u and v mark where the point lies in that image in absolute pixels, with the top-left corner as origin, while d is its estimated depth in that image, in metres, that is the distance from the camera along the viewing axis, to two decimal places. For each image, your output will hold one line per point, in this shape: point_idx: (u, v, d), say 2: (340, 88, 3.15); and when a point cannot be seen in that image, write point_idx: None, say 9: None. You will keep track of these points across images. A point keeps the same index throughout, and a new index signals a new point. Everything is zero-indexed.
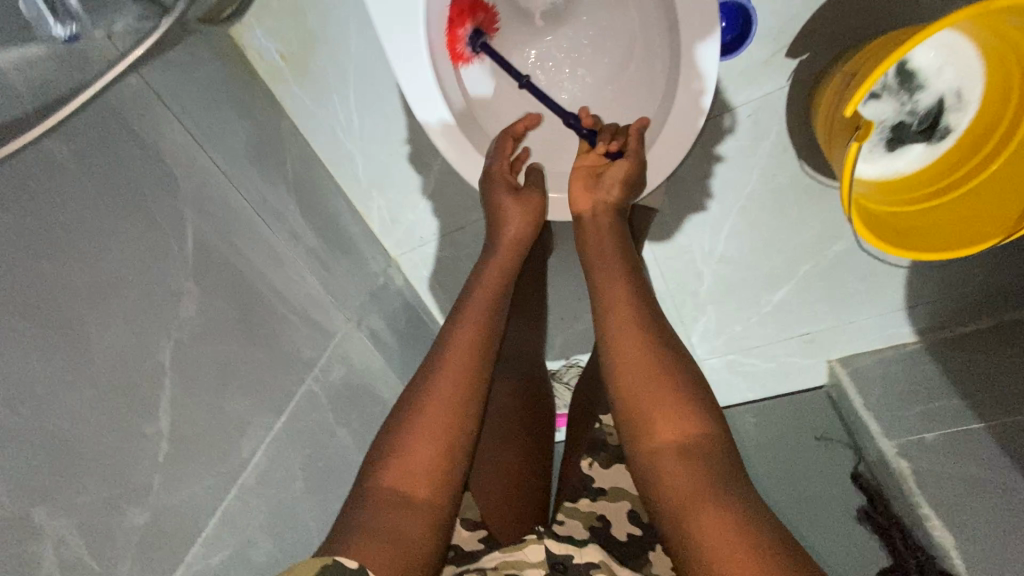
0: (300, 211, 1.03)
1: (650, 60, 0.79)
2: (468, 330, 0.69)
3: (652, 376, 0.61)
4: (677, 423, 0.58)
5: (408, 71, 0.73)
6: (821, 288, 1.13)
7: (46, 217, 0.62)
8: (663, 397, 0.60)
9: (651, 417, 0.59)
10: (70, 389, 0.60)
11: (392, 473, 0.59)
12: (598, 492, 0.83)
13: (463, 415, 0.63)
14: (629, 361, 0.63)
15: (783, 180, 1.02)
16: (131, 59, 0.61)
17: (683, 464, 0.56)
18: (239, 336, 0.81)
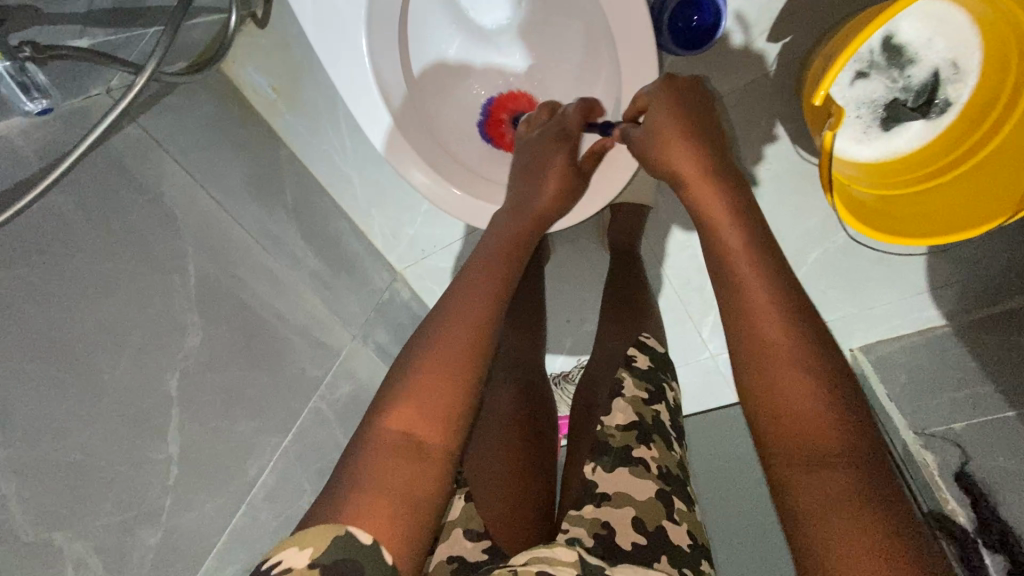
0: (302, 236, 1.07)
1: (600, 61, 0.76)
2: (487, 276, 0.63)
3: (797, 376, 0.50)
4: (835, 436, 0.47)
5: (347, 73, 0.74)
6: (833, 274, 1.08)
7: (56, 266, 0.67)
8: (811, 401, 0.49)
9: (771, 386, 0.51)
10: (82, 423, 0.65)
11: (402, 417, 0.54)
12: (602, 498, 0.79)
13: (473, 360, 0.58)
14: (772, 351, 0.52)
15: (780, 166, 0.98)
16: (122, 108, 0.66)
17: (834, 479, 0.45)
18: (244, 361, 0.86)
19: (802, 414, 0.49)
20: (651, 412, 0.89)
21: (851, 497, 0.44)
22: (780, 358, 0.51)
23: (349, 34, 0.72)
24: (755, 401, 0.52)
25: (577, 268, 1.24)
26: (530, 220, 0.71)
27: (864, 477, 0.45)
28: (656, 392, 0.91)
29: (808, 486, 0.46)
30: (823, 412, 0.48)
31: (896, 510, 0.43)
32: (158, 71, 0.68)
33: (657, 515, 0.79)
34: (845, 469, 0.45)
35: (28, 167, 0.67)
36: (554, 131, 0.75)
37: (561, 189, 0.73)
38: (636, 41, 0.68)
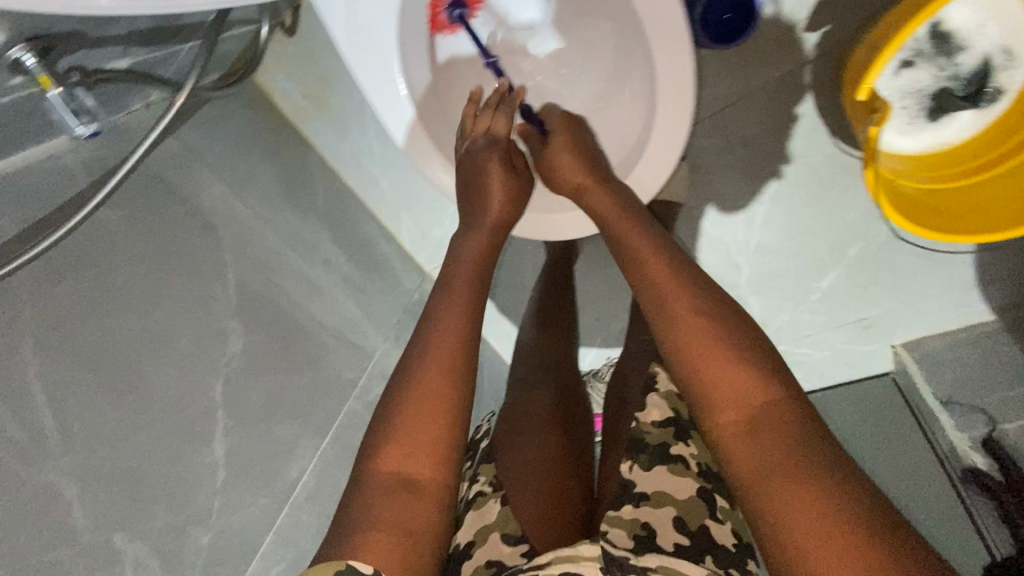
0: (334, 240, 1.09)
1: (632, 67, 0.75)
2: (456, 289, 0.67)
3: (709, 342, 0.57)
4: (751, 388, 0.54)
5: (379, 84, 0.76)
6: (877, 270, 1.03)
7: (106, 280, 0.70)
8: (726, 363, 0.55)
9: (705, 379, 0.56)
10: (135, 430, 0.68)
11: (393, 455, 0.57)
12: (640, 498, 0.78)
13: (457, 393, 0.60)
14: (683, 328, 0.58)
15: (817, 159, 0.95)
16: (165, 125, 0.68)
17: (773, 450, 0.50)
18: (283, 365, 0.88)
19: (718, 375, 0.55)
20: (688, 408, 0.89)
21: (773, 437, 0.50)
22: (691, 330, 0.58)
23: (381, 46, 0.73)
24: (682, 379, 0.58)
25: (607, 265, 1.21)
26: (489, 230, 0.74)
27: (779, 420, 0.51)
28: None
29: (740, 444, 0.52)
30: (737, 371, 0.55)
31: (810, 441, 0.50)
32: (196, 88, 0.69)
33: (699, 513, 0.78)
34: (783, 439, 0.50)
35: (77, 185, 0.70)
36: (481, 138, 0.76)
37: (506, 185, 0.75)
38: (672, 49, 0.66)
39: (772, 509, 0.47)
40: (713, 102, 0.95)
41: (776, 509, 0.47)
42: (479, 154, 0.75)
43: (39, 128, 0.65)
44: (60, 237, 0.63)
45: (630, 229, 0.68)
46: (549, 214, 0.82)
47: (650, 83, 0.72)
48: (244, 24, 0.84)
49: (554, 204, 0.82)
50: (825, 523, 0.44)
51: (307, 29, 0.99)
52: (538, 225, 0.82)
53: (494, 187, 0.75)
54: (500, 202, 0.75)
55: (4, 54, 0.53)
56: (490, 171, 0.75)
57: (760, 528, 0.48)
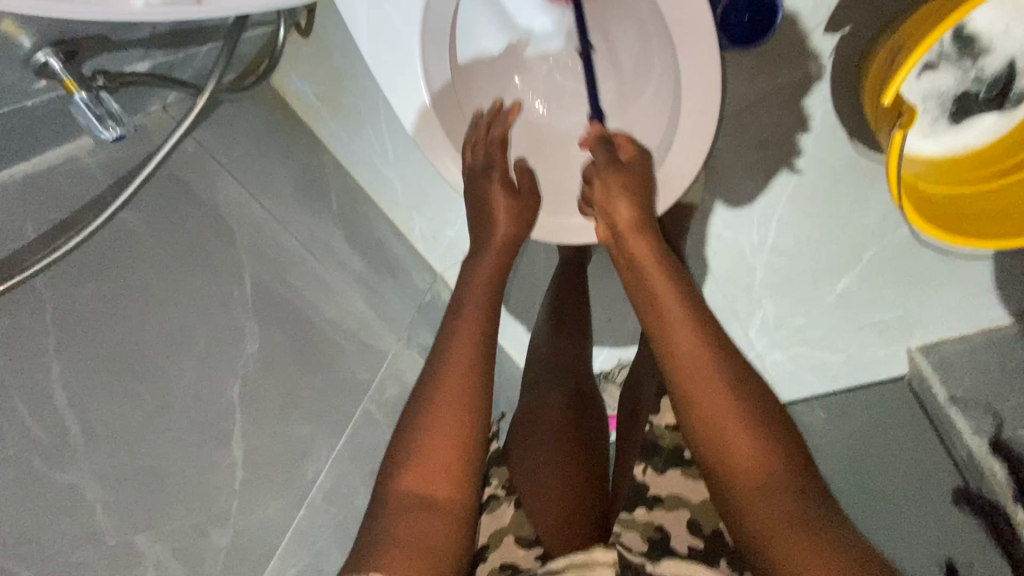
0: (348, 241, 1.08)
1: (655, 67, 0.75)
2: (469, 316, 0.66)
3: (734, 417, 0.55)
4: (778, 474, 0.52)
5: (395, 74, 0.74)
6: (893, 273, 1.02)
7: (126, 282, 0.70)
8: (738, 426, 0.54)
9: (719, 437, 0.55)
10: (157, 432, 0.69)
11: (411, 475, 0.57)
12: (654, 500, 0.79)
13: (473, 417, 0.60)
14: (705, 397, 0.56)
15: (836, 162, 0.94)
16: (185, 128, 0.67)
17: (782, 516, 0.50)
18: (299, 367, 0.89)
19: (743, 455, 0.54)
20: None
21: (799, 528, 0.49)
22: (714, 401, 0.56)
23: (401, 43, 0.72)
24: (702, 451, 0.57)
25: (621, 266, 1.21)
26: (497, 250, 0.73)
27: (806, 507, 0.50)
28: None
29: (763, 526, 0.51)
30: (764, 452, 0.53)
31: (834, 530, 0.48)
32: (216, 90, 0.69)
33: (712, 516, 0.78)
34: (793, 505, 0.50)
35: (97, 187, 0.70)
36: (477, 163, 0.76)
37: (510, 211, 0.74)
38: (697, 43, 0.64)
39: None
40: (730, 103, 0.94)
41: None
42: (481, 180, 0.75)
43: (58, 129, 0.65)
44: (84, 240, 0.63)
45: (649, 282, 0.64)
46: (570, 214, 0.79)
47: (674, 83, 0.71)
48: (262, 26, 0.84)
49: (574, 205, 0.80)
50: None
51: (322, 30, 0.98)
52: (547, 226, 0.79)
53: (499, 217, 0.73)
54: (506, 227, 0.73)
55: (31, 58, 0.53)
56: (492, 200, 0.74)
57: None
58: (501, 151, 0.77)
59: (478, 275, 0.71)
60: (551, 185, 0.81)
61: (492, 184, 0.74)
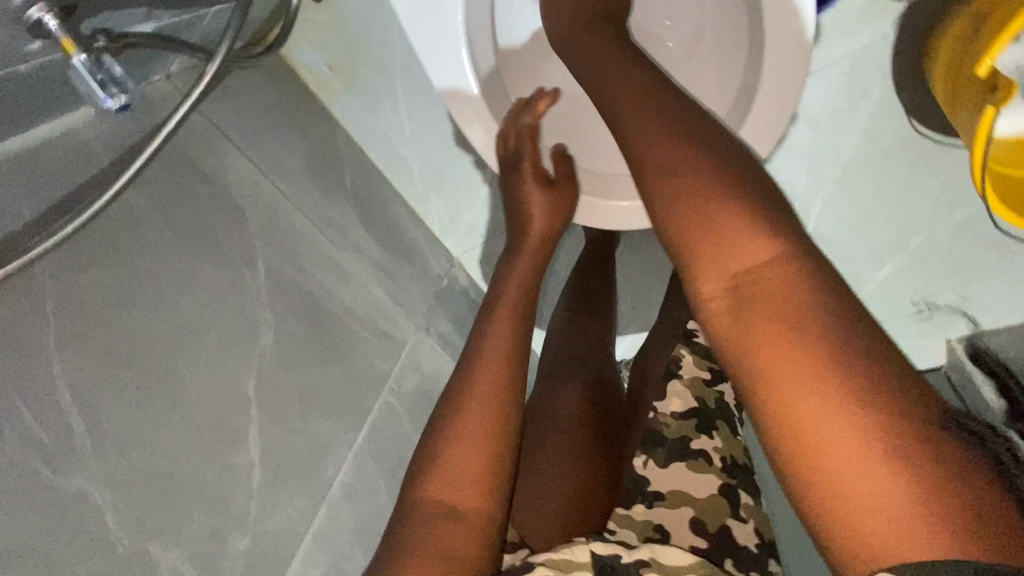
0: (363, 224, 1.02)
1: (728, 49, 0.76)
2: (505, 315, 0.62)
3: (730, 218, 0.46)
4: (781, 279, 0.44)
5: (430, 28, 0.67)
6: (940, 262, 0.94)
7: (133, 268, 0.65)
8: (725, 226, 0.47)
9: (699, 240, 0.48)
10: (171, 430, 0.64)
11: (437, 482, 0.53)
12: (655, 497, 0.73)
13: (506, 423, 0.56)
14: (689, 209, 0.48)
15: (889, 142, 0.88)
16: (194, 99, 0.60)
17: (774, 317, 0.43)
18: (316, 357, 0.83)
19: (736, 258, 0.46)
20: (714, 396, 0.84)
21: (805, 334, 0.41)
22: (705, 203, 0.47)
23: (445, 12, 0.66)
24: (684, 261, 0.49)
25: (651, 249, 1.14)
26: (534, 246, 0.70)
27: (814, 312, 0.42)
28: (719, 372, 0.86)
29: (752, 350, 0.44)
30: (763, 251, 0.45)
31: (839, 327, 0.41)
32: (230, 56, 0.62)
33: (720, 513, 0.72)
34: (788, 303, 0.43)
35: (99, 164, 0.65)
36: (506, 155, 0.73)
37: (546, 206, 0.71)
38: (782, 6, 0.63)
39: (787, 412, 0.40)
40: None
41: (787, 401, 0.41)
42: (512, 176, 0.72)
43: (53, 97, 0.58)
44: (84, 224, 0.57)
45: (633, 100, 0.55)
46: (608, 198, 0.75)
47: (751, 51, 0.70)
48: None
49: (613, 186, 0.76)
50: (858, 431, 0.38)
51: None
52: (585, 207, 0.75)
53: (535, 215, 0.71)
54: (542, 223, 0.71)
55: (25, 14, 0.47)
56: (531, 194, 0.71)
57: (767, 425, 0.42)
58: (533, 143, 0.72)
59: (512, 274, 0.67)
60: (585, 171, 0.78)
61: (525, 181, 0.72)
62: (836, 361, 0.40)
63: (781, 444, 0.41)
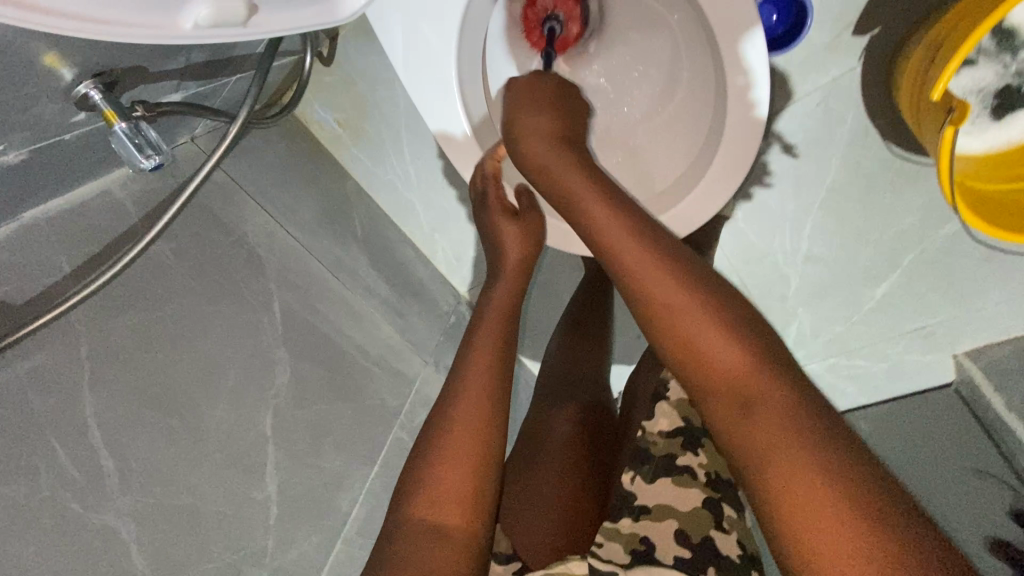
0: (373, 266, 1.06)
1: (698, 83, 0.74)
2: (485, 339, 0.64)
3: (712, 330, 0.49)
4: (771, 392, 0.45)
5: (426, 74, 0.68)
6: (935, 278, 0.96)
7: (159, 313, 0.70)
8: (711, 335, 0.49)
9: (692, 348, 0.49)
10: (192, 467, 0.67)
11: (424, 501, 0.54)
12: (640, 511, 0.71)
13: (489, 442, 0.58)
14: (676, 318, 0.50)
15: (870, 164, 0.91)
16: (216, 158, 0.66)
17: (769, 426, 0.43)
18: (329, 395, 0.86)
19: (722, 365, 0.47)
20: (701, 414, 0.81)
21: (798, 445, 0.42)
22: (685, 310, 0.50)
23: (438, 62, 0.68)
24: (681, 368, 0.50)
25: None
26: (510, 274, 0.71)
27: (800, 421, 0.43)
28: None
29: (756, 462, 0.43)
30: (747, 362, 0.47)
31: (835, 440, 0.42)
32: (249, 118, 0.69)
33: (706, 526, 0.69)
34: (782, 413, 0.44)
35: (128, 220, 0.71)
36: (476, 201, 0.75)
37: (517, 236, 0.72)
38: (738, 34, 0.62)
39: (791, 524, 0.40)
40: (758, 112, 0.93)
41: (800, 519, 0.40)
42: (483, 214, 0.74)
43: (90, 163, 0.65)
44: (115, 275, 0.62)
45: (597, 195, 0.58)
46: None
47: (717, 82, 0.69)
48: (288, 56, 0.84)
49: None
50: (861, 545, 0.37)
51: (344, 58, 0.97)
52: (562, 234, 0.77)
53: (508, 245, 0.72)
54: (517, 254, 0.71)
55: (73, 89, 0.54)
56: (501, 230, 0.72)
57: (774, 537, 0.41)
58: (498, 185, 0.73)
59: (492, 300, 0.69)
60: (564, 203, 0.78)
61: (495, 216, 0.72)
62: (830, 472, 0.40)
63: (792, 560, 0.40)
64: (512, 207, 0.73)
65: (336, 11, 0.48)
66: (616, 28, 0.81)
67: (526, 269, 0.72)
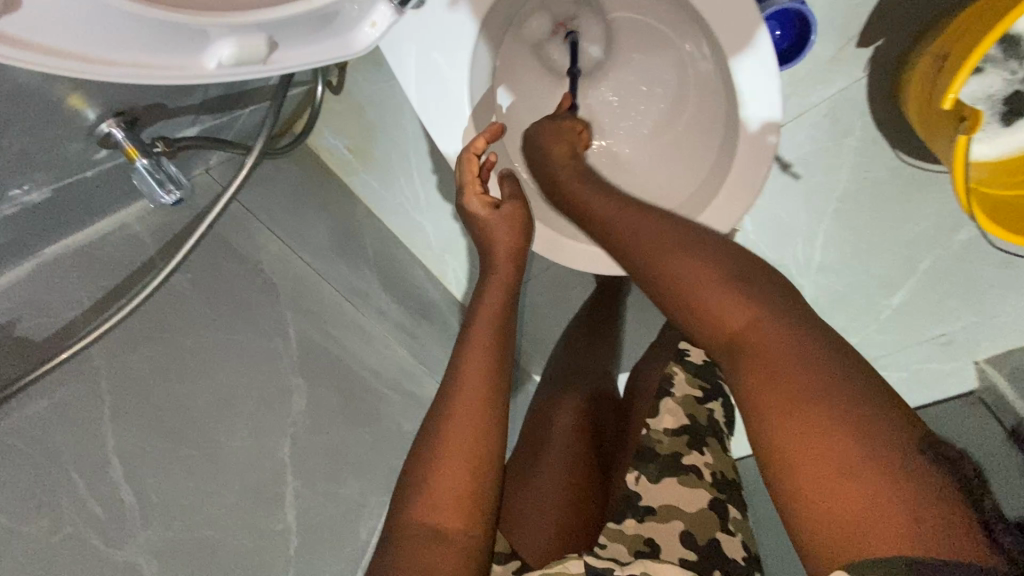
0: (384, 288, 1.04)
1: (705, 104, 0.74)
2: (484, 328, 0.63)
3: (699, 275, 0.47)
4: (762, 332, 0.43)
5: (435, 88, 0.68)
6: (956, 286, 0.92)
7: (176, 343, 0.71)
8: (699, 281, 0.47)
9: (681, 294, 0.48)
10: (212, 498, 0.67)
11: (422, 506, 0.54)
12: (645, 512, 0.70)
13: (488, 443, 0.57)
14: (666, 263, 0.49)
15: (880, 174, 0.90)
16: (234, 188, 0.67)
17: (751, 362, 0.42)
18: (344, 420, 0.85)
19: (723, 320, 0.45)
20: (706, 413, 0.80)
21: (797, 384, 0.39)
22: (688, 270, 0.48)
23: (445, 78, 0.67)
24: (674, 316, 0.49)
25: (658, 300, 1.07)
26: (504, 259, 0.68)
27: (785, 352, 0.41)
28: (711, 389, 0.83)
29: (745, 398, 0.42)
30: (734, 305, 0.45)
31: (821, 366, 0.39)
32: (265, 148, 0.69)
33: (709, 527, 0.69)
34: (772, 348, 0.42)
35: (147, 252, 0.72)
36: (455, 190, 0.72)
37: (509, 225, 0.68)
38: (752, 60, 0.63)
39: (780, 456, 0.38)
40: None
41: (779, 448, 0.38)
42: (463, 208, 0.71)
43: (109, 199, 0.67)
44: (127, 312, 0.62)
45: (598, 195, 0.61)
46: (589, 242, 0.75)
47: (728, 103, 0.69)
48: (300, 86, 0.85)
49: None
50: (834, 466, 0.35)
51: (353, 85, 0.93)
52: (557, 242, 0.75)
53: (500, 232, 0.68)
54: (509, 242, 0.68)
55: (96, 130, 0.55)
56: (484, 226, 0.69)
57: (760, 463, 0.40)
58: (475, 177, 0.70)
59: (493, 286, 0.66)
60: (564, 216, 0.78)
61: (477, 210, 0.70)
62: (829, 412, 0.37)
63: (782, 493, 0.37)
64: (491, 199, 0.70)
65: (351, 43, 0.46)
66: (623, 48, 0.80)
67: (520, 252, 0.68)
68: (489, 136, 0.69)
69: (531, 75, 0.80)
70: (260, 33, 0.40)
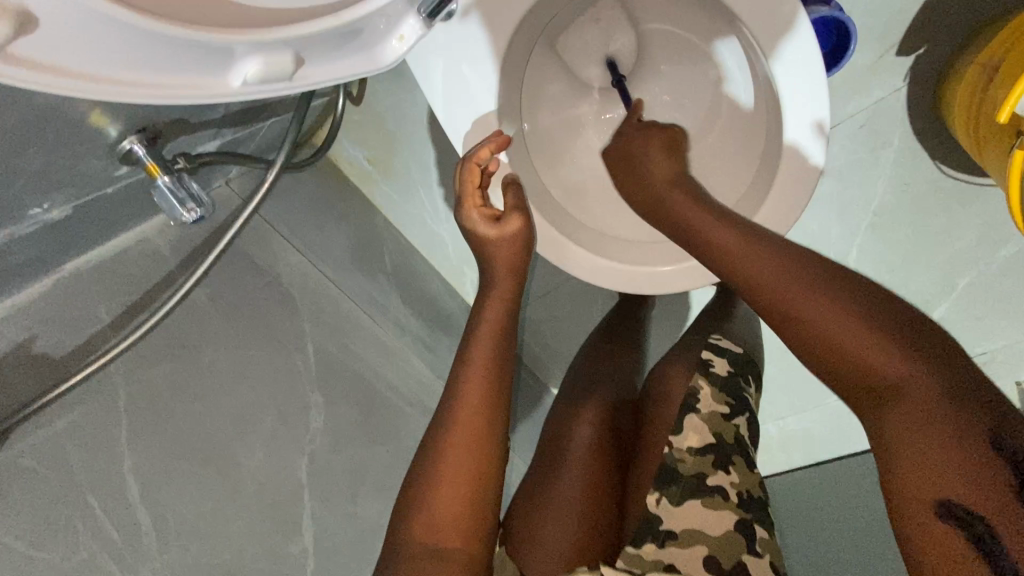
0: (403, 300, 1.01)
1: (741, 118, 0.73)
2: (483, 344, 0.61)
3: (835, 321, 0.45)
4: (907, 385, 0.41)
5: (457, 99, 0.65)
6: (1006, 305, 0.86)
7: (195, 359, 0.70)
8: (836, 330, 0.45)
9: (817, 340, 0.46)
10: (228, 520, 0.66)
11: (421, 523, 0.52)
12: (665, 536, 0.64)
13: (486, 461, 0.55)
14: (795, 308, 0.47)
15: (922, 187, 0.86)
16: (255, 204, 0.65)
17: (895, 417, 0.41)
18: (363, 437, 0.82)
19: (863, 375, 0.43)
20: (733, 429, 0.75)
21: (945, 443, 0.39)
22: (827, 318, 0.45)
23: (469, 88, 0.65)
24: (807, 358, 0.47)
25: (687, 315, 1.03)
26: (505, 268, 0.65)
27: (939, 408, 0.39)
28: (738, 404, 0.77)
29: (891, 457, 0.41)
30: (878, 354, 0.43)
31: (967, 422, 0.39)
32: (288, 162, 0.68)
33: (737, 552, 0.64)
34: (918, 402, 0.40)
35: (167, 266, 0.71)
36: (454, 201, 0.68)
37: (511, 234, 0.65)
38: (794, 71, 0.60)
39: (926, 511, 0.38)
40: None
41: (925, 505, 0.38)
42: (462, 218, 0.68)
43: (131, 214, 0.66)
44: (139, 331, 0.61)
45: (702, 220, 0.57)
46: (597, 253, 0.72)
47: (771, 113, 0.66)
48: (321, 97, 0.83)
49: (628, 250, 0.73)
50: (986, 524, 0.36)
51: (374, 95, 0.92)
52: (565, 250, 0.71)
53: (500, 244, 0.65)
54: (509, 251, 0.65)
55: (117, 147, 0.54)
56: (487, 240, 0.65)
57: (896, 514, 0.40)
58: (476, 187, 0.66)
59: (493, 301, 0.64)
60: (588, 230, 0.75)
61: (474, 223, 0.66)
62: (985, 468, 0.37)
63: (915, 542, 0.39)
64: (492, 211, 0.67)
65: (378, 58, 0.44)
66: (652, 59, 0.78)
67: (520, 263, 0.66)
68: (494, 146, 0.64)
69: (557, 85, 0.78)
70: (287, 50, 0.38)
